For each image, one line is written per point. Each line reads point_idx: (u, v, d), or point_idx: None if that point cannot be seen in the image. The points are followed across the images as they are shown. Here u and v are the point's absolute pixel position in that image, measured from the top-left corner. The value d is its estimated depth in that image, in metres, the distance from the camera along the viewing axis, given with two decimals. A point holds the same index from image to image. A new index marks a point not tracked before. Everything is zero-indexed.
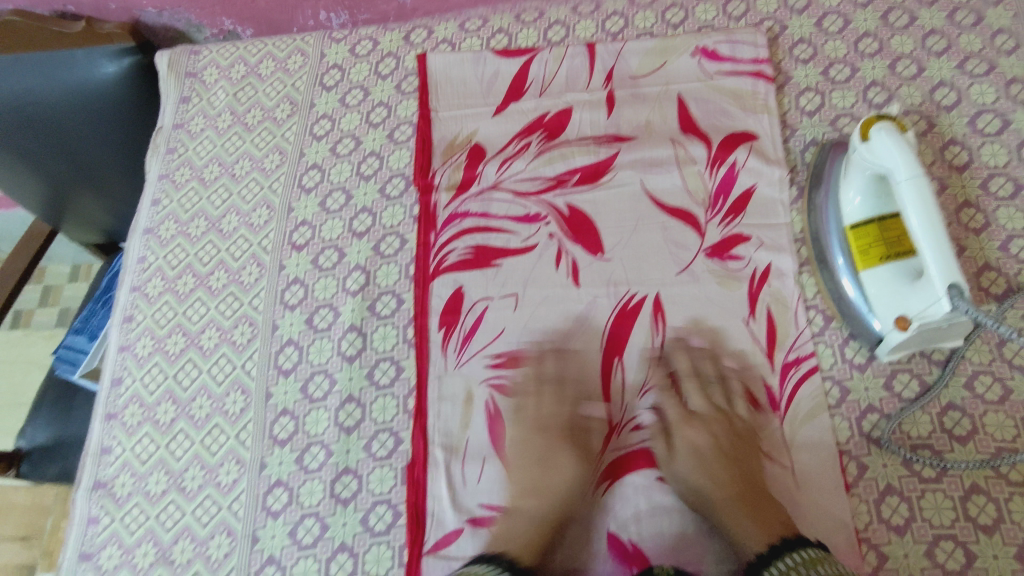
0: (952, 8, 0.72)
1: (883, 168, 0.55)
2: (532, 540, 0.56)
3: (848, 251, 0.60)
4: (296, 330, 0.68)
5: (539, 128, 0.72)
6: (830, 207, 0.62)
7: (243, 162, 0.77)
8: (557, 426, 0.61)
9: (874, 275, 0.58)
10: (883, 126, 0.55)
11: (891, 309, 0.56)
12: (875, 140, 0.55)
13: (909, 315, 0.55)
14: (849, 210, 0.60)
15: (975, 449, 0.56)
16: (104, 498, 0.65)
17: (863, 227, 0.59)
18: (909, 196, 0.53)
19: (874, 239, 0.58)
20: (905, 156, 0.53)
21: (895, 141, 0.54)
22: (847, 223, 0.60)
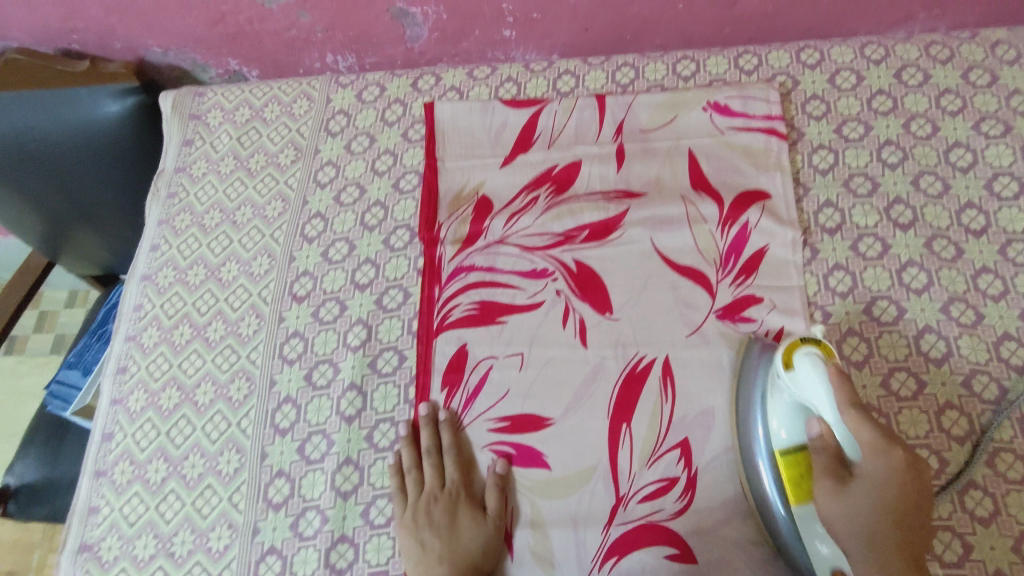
0: (967, 67, 0.71)
1: (809, 402, 0.50)
2: None
3: (777, 475, 0.53)
4: (295, 386, 0.66)
5: (548, 182, 0.71)
6: (759, 421, 0.55)
7: (245, 209, 0.76)
8: (449, 493, 0.60)
9: (806, 512, 0.51)
10: (806, 352, 0.50)
11: (828, 552, 0.50)
12: (796, 368, 0.50)
13: (842, 568, 0.49)
14: (779, 437, 0.53)
15: (999, 531, 0.54)
16: (90, 562, 0.62)
17: (795, 453, 0.52)
18: (843, 443, 0.48)
19: (809, 473, 0.51)
20: (832, 408, 0.48)
21: (818, 377, 0.48)
22: (778, 446, 0.53)
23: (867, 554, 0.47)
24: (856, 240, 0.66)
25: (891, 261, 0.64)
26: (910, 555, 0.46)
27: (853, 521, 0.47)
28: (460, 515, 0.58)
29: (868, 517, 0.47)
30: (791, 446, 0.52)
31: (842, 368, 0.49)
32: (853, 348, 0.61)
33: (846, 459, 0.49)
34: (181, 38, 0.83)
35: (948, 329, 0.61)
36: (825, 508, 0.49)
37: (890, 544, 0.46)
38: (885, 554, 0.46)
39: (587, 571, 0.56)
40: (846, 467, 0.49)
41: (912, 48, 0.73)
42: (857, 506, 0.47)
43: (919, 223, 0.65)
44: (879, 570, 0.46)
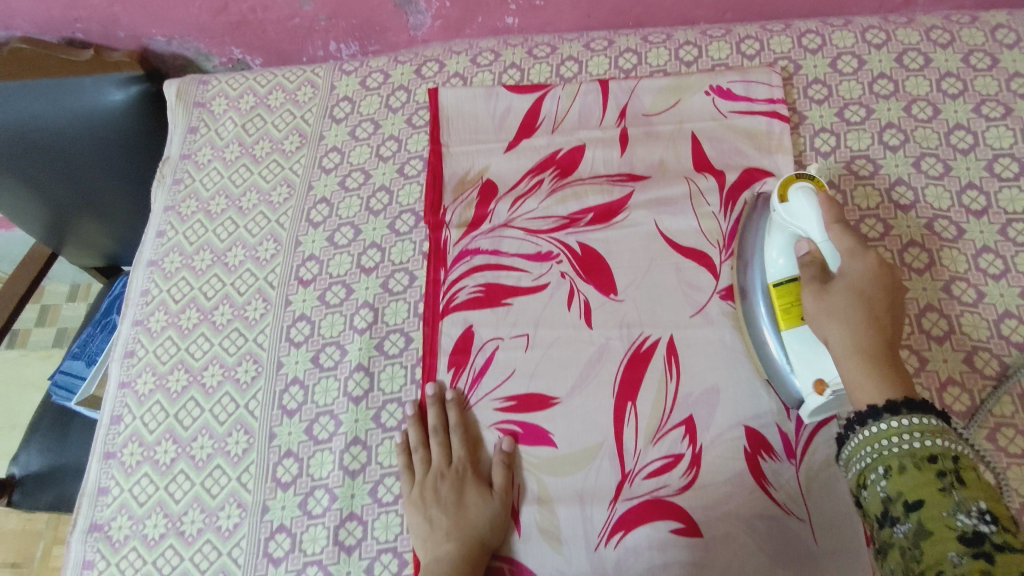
0: (967, 51, 0.72)
1: (799, 226, 0.55)
2: None
3: (772, 306, 0.58)
4: (302, 368, 0.66)
5: (552, 166, 0.71)
6: (756, 267, 0.60)
7: (251, 194, 0.77)
8: (456, 472, 0.60)
9: (797, 334, 0.55)
10: (799, 185, 0.56)
11: (812, 365, 0.54)
12: (789, 199, 0.56)
13: (828, 376, 0.53)
14: (775, 266, 0.58)
15: (1001, 505, 0.54)
16: (100, 542, 0.63)
17: (787, 283, 0.57)
18: (827, 254, 0.54)
19: (798, 297, 0.56)
20: (815, 218, 0.54)
21: (809, 202, 0.55)
22: (773, 278, 0.58)
23: (845, 333, 0.51)
24: (858, 222, 0.66)
25: (893, 241, 0.65)
26: (884, 352, 0.50)
27: (833, 313, 0.52)
28: (467, 491, 0.59)
29: (847, 307, 0.51)
30: (784, 275, 0.57)
31: (831, 197, 0.55)
32: None
33: (830, 268, 0.54)
34: (185, 27, 0.83)
35: (950, 308, 0.61)
36: (810, 310, 0.53)
37: (870, 323, 0.51)
38: (862, 351, 0.50)
39: (593, 547, 0.56)
40: (829, 276, 0.54)
41: (913, 33, 0.74)
42: (837, 301, 0.52)
43: (921, 204, 0.66)
44: (857, 367, 0.50)
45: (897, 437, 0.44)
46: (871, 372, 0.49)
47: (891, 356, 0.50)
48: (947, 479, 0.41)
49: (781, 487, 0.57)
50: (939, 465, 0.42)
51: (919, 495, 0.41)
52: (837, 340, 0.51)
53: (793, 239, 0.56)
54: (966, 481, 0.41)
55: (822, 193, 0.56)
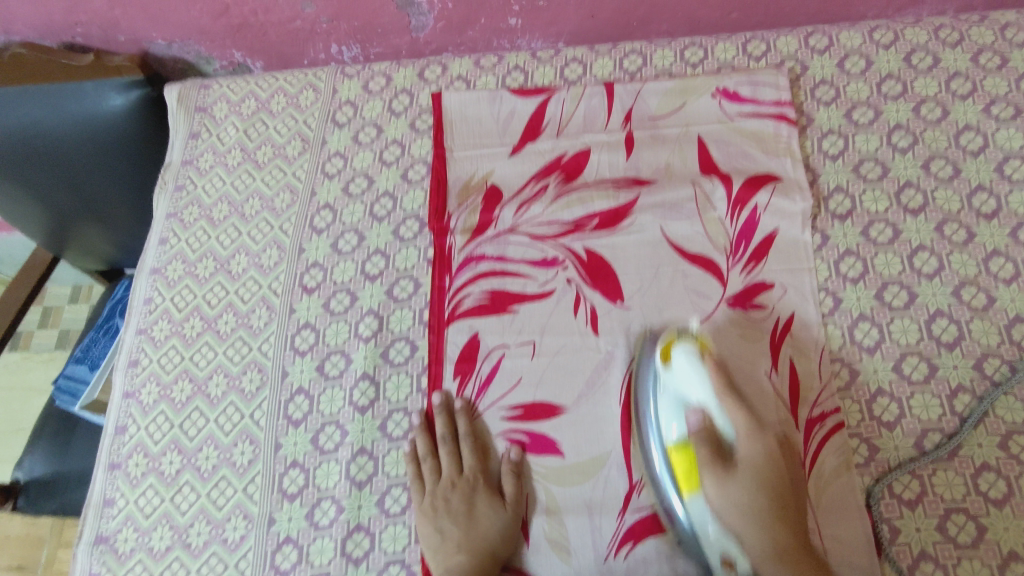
0: (976, 51, 0.71)
1: (687, 396, 0.56)
2: None
3: (670, 468, 0.55)
4: (307, 377, 0.66)
5: (557, 170, 0.70)
6: (650, 430, 0.57)
7: (254, 201, 0.76)
8: (466, 482, 0.60)
9: (695, 505, 0.54)
10: (682, 346, 0.57)
11: (716, 540, 0.53)
12: (676, 364, 0.56)
13: (730, 551, 0.53)
14: (666, 436, 0.56)
15: (1012, 513, 0.54)
16: (106, 554, 0.63)
17: (682, 446, 0.55)
18: (722, 426, 0.55)
19: (695, 460, 0.54)
20: (704, 387, 0.55)
21: (696, 365, 0.55)
22: (668, 441, 0.56)
23: (761, 538, 0.52)
24: (867, 226, 0.65)
25: (902, 246, 0.64)
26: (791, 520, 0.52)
27: (741, 506, 0.53)
28: (478, 501, 0.59)
29: (750, 499, 0.53)
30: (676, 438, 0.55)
31: (716, 358, 0.56)
32: (864, 333, 0.61)
33: (727, 449, 0.55)
34: (185, 30, 0.82)
35: (960, 314, 0.61)
36: (716, 488, 0.53)
37: (774, 491, 0.53)
38: (771, 521, 0.52)
39: (602, 558, 0.56)
40: (728, 456, 0.55)
41: (922, 32, 0.73)
42: (740, 488, 0.53)
43: (930, 207, 0.65)
44: (762, 527, 0.52)
45: None
46: (766, 524, 0.52)
47: (796, 522, 0.53)
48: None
49: None
50: None
51: None
52: (756, 541, 0.52)
53: (681, 407, 0.56)
54: None
55: (706, 351, 0.57)
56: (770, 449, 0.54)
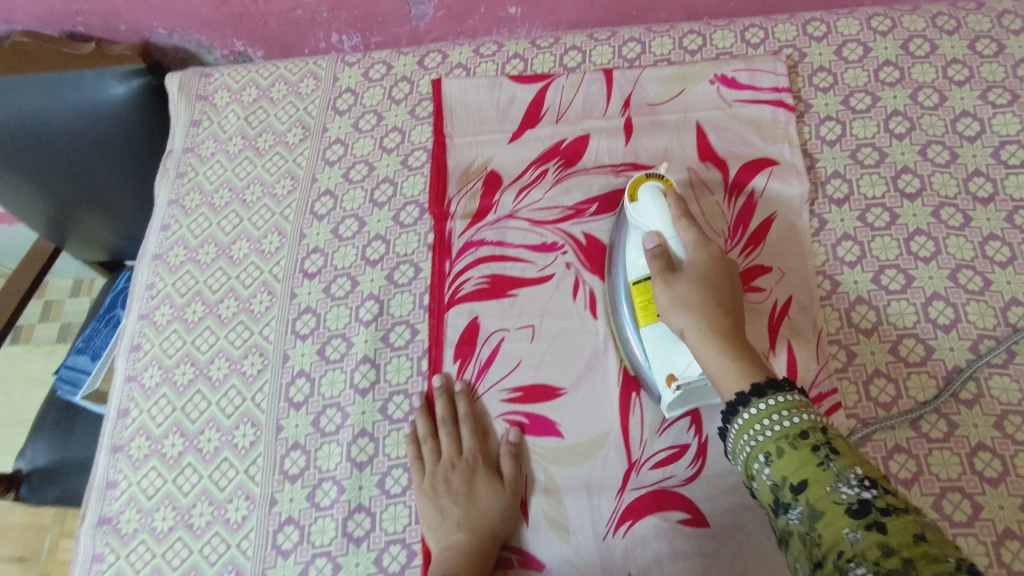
0: (973, 38, 0.72)
1: (647, 227, 0.57)
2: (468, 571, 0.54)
3: (632, 304, 0.58)
4: (308, 361, 0.66)
5: (556, 156, 0.71)
6: (619, 266, 0.61)
7: (255, 187, 0.76)
8: (466, 463, 0.60)
9: (652, 330, 0.56)
10: (647, 184, 0.58)
11: (667, 361, 0.55)
12: (639, 199, 0.57)
13: (676, 372, 0.55)
14: (632, 265, 0.59)
15: (1007, 492, 0.54)
16: (109, 535, 0.63)
17: (643, 280, 0.57)
18: (675, 248, 0.56)
19: (651, 291, 0.56)
20: (660, 217, 0.56)
21: (656, 200, 0.57)
22: (633, 276, 0.58)
23: (698, 328, 0.51)
24: (864, 211, 0.66)
25: (899, 230, 0.65)
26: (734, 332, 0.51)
27: (687, 300, 0.52)
28: (478, 481, 0.59)
29: (692, 291, 0.53)
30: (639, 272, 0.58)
31: (678, 195, 0.57)
32: (861, 316, 0.62)
33: (678, 260, 0.55)
34: (187, 19, 0.83)
35: (956, 296, 0.61)
36: (662, 303, 0.54)
37: (722, 307, 0.52)
38: (710, 311, 0.52)
39: (601, 536, 0.57)
40: (678, 265, 0.55)
41: (919, 19, 0.73)
42: (685, 287, 0.53)
43: (927, 191, 0.66)
44: (716, 345, 0.50)
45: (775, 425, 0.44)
46: (705, 313, 0.52)
47: (737, 336, 0.51)
48: (822, 454, 0.41)
49: None
50: (810, 441, 0.42)
51: (801, 476, 0.40)
52: (693, 327, 0.52)
53: (643, 238, 0.58)
54: (837, 450, 0.41)
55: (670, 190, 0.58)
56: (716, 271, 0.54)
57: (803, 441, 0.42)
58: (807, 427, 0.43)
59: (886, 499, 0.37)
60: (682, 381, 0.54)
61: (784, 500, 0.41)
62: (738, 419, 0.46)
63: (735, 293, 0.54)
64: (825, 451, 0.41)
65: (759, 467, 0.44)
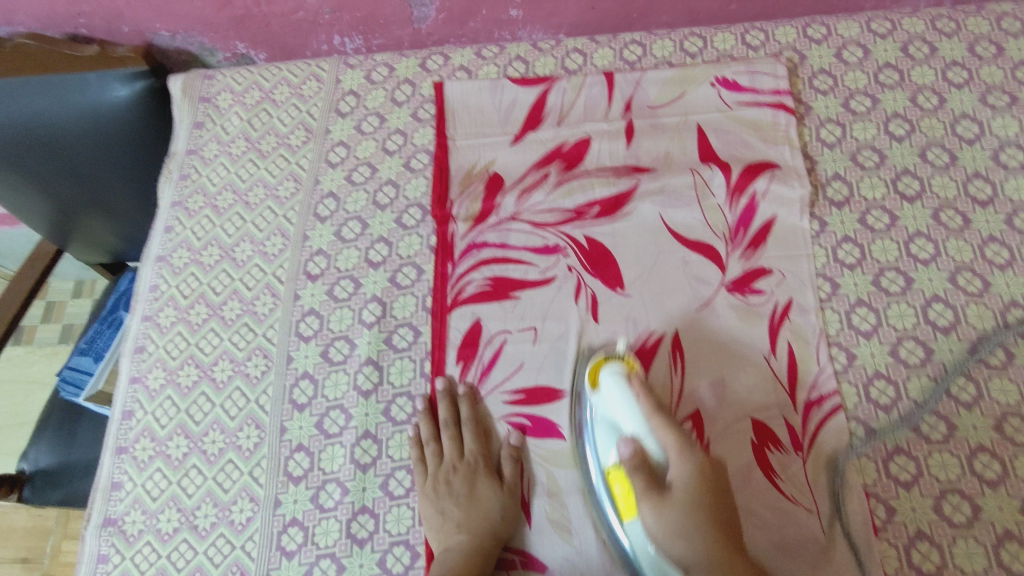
0: (972, 40, 0.72)
1: (620, 425, 0.58)
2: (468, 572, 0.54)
3: (611, 494, 0.57)
4: (312, 362, 0.67)
5: (558, 158, 0.71)
6: (592, 460, 0.59)
7: (258, 189, 0.77)
8: (468, 466, 0.61)
9: (634, 526, 0.55)
10: (609, 368, 0.59)
11: (654, 563, 0.53)
12: (603, 387, 0.59)
13: (667, 568, 0.53)
14: (603, 458, 0.58)
15: (1006, 493, 0.55)
16: (114, 537, 0.63)
17: (617, 468, 0.57)
18: (649, 446, 0.56)
19: (627, 482, 0.56)
20: (630, 406, 0.57)
21: (621, 390, 0.58)
22: (605, 464, 0.58)
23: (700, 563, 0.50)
24: (865, 213, 0.66)
25: (899, 233, 0.65)
26: (731, 539, 0.51)
27: (679, 526, 0.52)
28: (478, 484, 0.60)
29: (684, 515, 0.52)
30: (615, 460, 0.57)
31: (642, 380, 0.58)
32: (861, 318, 0.62)
33: (656, 466, 0.56)
34: (189, 21, 0.83)
35: (956, 298, 0.62)
36: (650, 524, 0.53)
37: (710, 503, 0.52)
38: (705, 526, 0.51)
39: (604, 538, 0.57)
40: (659, 479, 0.55)
41: (919, 22, 0.74)
42: (675, 510, 0.52)
43: (927, 194, 0.66)
44: None
45: None
46: (702, 544, 0.51)
47: (727, 517, 0.52)
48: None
49: (789, 477, 0.57)
50: None
51: None
52: (697, 561, 0.50)
53: (613, 431, 0.58)
54: None
55: (633, 373, 0.59)
56: (704, 477, 0.53)
57: None
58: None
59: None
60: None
61: None
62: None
63: (724, 488, 0.53)
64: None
65: None
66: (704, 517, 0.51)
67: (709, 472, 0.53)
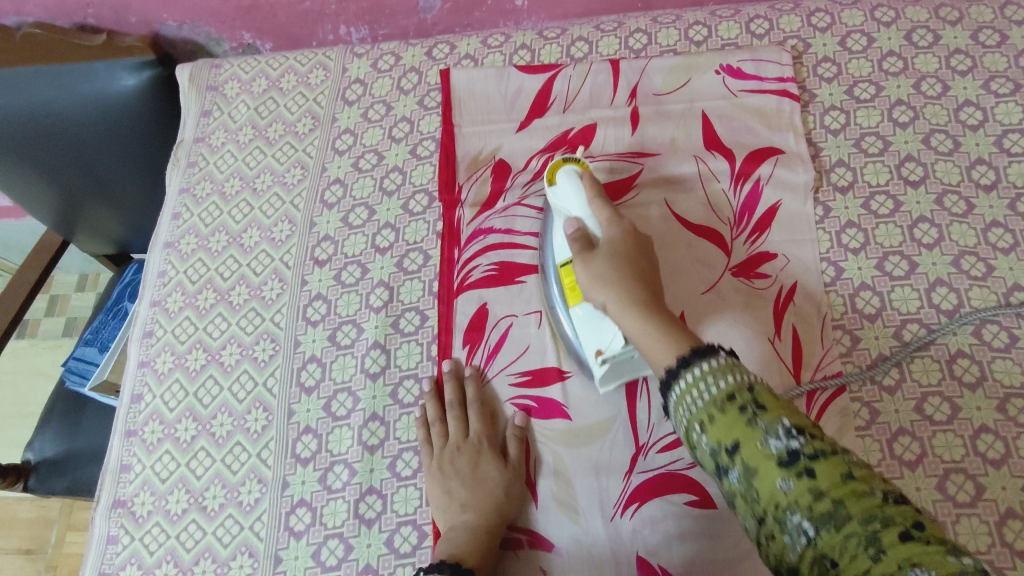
0: (975, 28, 0.72)
1: (569, 211, 0.59)
2: (476, 552, 0.54)
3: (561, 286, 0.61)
4: (319, 346, 0.67)
5: (563, 145, 0.72)
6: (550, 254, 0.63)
7: (265, 176, 0.77)
8: (472, 445, 0.61)
9: (581, 309, 0.59)
10: (565, 168, 0.60)
11: (596, 337, 0.58)
12: (559, 182, 0.60)
13: (604, 343, 0.57)
14: (561, 250, 0.61)
15: (1010, 473, 0.55)
16: (124, 518, 0.64)
17: (568, 263, 0.60)
18: (592, 227, 0.58)
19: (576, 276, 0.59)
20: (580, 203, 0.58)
21: (572, 185, 0.59)
22: (559, 261, 0.61)
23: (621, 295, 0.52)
24: (868, 199, 0.67)
25: (903, 217, 0.65)
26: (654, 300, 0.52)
27: (605, 278, 0.54)
28: (481, 462, 0.60)
29: (611, 271, 0.54)
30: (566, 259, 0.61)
31: (592, 176, 0.60)
32: (865, 302, 0.63)
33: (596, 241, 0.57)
34: (196, 12, 0.84)
35: (959, 282, 0.62)
36: (585, 283, 0.55)
37: (637, 281, 0.54)
38: (628, 281, 0.53)
39: (609, 517, 0.57)
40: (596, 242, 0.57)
41: (922, 10, 0.74)
42: (605, 262, 0.54)
43: (930, 179, 0.67)
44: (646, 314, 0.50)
45: (704, 384, 0.42)
46: (625, 288, 0.53)
47: (654, 299, 0.53)
48: (749, 410, 0.39)
49: None
50: (738, 400, 0.40)
51: (735, 437, 0.39)
52: (615, 303, 0.53)
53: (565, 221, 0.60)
54: (764, 405, 0.39)
55: (584, 172, 0.60)
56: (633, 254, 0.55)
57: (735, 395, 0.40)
58: (735, 389, 0.40)
59: (814, 444, 0.37)
60: (609, 356, 0.57)
61: (722, 463, 0.39)
62: (678, 385, 0.43)
63: (654, 278, 0.55)
64: (753, 409, 0.39)
65: (688, 429, 0.42)
66: (629, 281, 0.53)
67: (638, 246, 0.56)
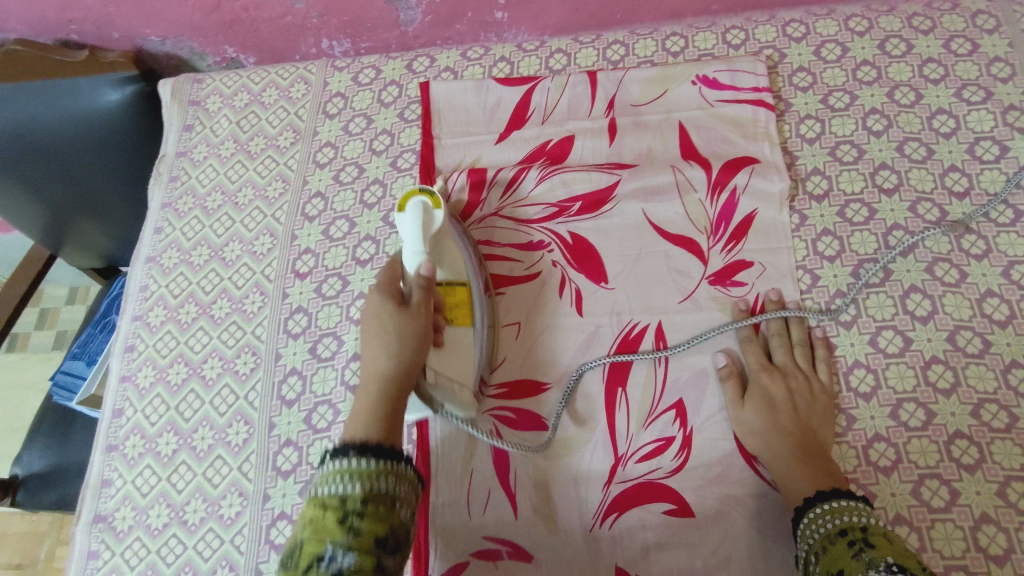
0: (947, 37, 0.73)
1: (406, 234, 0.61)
2: (374, 421, 0.51)
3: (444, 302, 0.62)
4: (300, 359, 0.67)
5: (541, 156, 0.72)
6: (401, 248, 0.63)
7: (247, 190, 0.78)
8: (402, 341, 0.55)
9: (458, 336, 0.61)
10: (417, 200, 0.62)
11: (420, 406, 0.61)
12: (407, 209, 0.62)
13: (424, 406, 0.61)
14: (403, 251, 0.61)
15: (984, 478, 0.56)
16: (104, 533, 0.64)
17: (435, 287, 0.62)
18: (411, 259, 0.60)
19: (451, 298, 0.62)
20: (418, 237, 0.61)
21: (415, 217, 0.61)
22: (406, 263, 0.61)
23: (383, 347, 0.55)
24: (843, 207, 0.67)
25: (877, 225, 0.66)
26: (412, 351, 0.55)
27: (382, 342, 0.55)
28: (384, 312, 0.57)
29: (412, 324, 0.56)
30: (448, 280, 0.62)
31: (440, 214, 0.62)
32: (842, 309, 0.63)
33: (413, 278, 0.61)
34: (179, 26, 0.84)
35: (933, 288, 0.63)
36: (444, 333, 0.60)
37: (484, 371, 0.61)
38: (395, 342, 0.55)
39: (588, 528, 0.58)
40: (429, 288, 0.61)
41: (895, 20, 0.75)
42: (402, 326, 0.56)
43: (904, 187, 0.67)
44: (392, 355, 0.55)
45: (832, 520, 0.50)
46: (389, 352, 0.55)
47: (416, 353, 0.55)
48: (858, 546, 0.47)
49: (823, 391, 0.60)
50: (849, 536, 0.49)
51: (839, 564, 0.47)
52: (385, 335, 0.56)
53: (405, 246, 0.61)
54: (871, 543, 0.47)
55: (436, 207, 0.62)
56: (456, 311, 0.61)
57: (849, 535, 0.49)
58: (847, 527, 0.50)
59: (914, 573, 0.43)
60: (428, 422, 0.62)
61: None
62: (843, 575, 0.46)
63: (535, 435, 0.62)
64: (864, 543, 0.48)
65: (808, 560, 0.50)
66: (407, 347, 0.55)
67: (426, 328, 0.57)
